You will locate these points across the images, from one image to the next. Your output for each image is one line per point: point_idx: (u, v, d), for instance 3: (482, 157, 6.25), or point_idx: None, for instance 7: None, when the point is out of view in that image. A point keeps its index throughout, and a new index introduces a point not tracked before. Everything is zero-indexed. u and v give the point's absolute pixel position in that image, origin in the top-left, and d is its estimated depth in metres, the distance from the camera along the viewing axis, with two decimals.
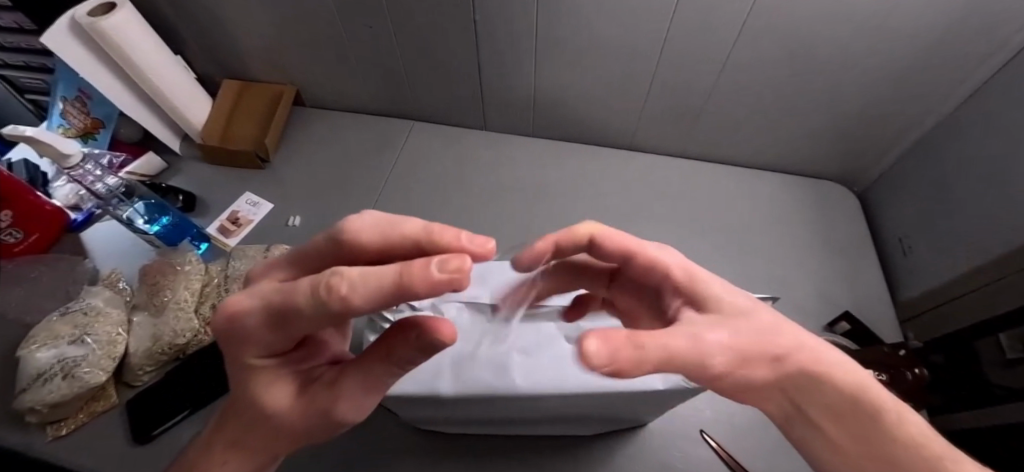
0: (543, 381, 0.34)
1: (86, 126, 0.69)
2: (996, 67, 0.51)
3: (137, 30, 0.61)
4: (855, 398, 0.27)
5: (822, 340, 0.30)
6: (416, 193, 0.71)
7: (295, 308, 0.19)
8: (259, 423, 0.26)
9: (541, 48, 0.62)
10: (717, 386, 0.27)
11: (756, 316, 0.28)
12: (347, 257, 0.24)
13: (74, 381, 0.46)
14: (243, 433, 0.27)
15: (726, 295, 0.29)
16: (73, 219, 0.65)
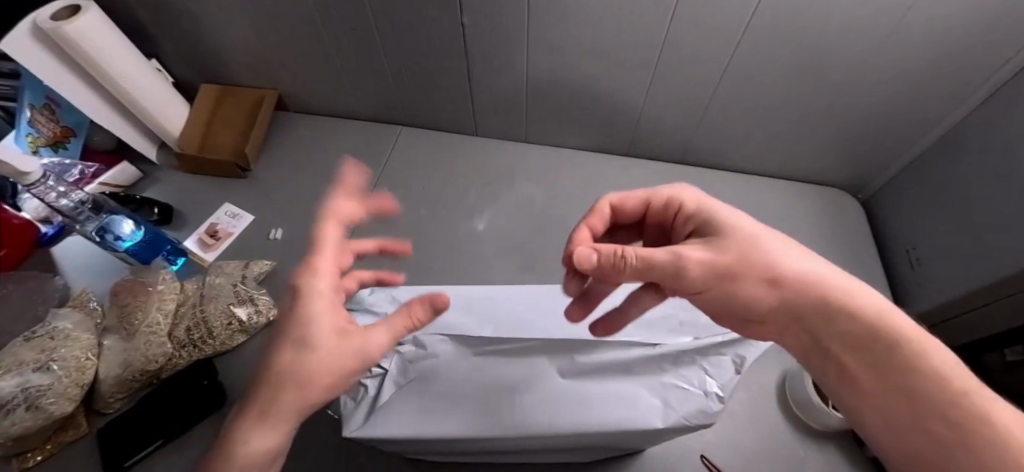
0: (532, 421, 0.31)
1: (54, 134, 0.66)
2: (1010, 74, 0.49)
3: (105, 35, 0.58)
4: (868, 323, 0.28)
5: (840, 272, 0.31)
6: (405, 203, 0.68)
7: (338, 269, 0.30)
8: (290, 377, 0.27)
9: (533, 52, 0.59)
10: (714, 302, 0.32)
11: (759, 241, 0.32)
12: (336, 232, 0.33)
13: (38, 413, 0.43)
14: (269, 397, 0.27)
15: (734, 222, 0.33)
16: (43, 233, 0.62)
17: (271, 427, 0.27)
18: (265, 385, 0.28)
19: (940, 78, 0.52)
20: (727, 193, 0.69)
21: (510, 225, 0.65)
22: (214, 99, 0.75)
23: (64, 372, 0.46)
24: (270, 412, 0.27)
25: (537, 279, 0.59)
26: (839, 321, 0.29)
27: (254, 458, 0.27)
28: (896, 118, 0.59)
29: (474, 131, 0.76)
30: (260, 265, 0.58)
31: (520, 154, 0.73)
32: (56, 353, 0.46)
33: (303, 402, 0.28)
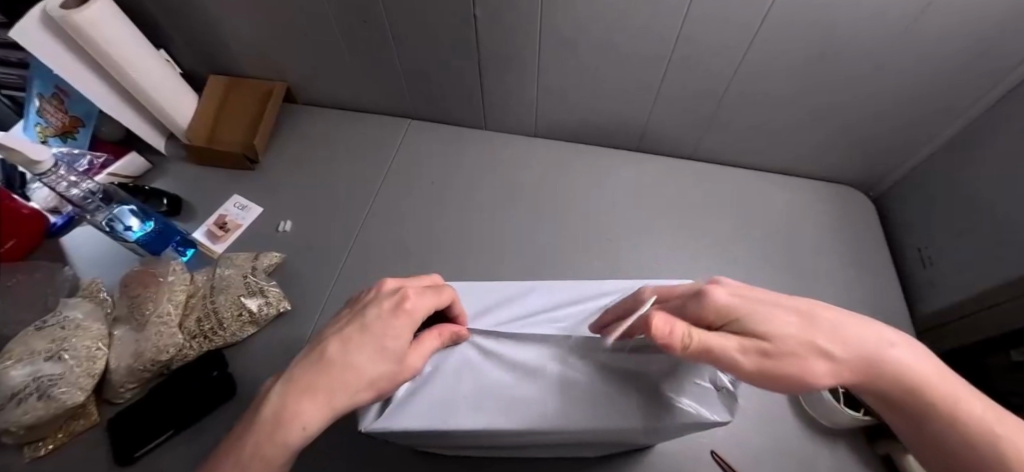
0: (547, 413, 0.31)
1: (63, 124, 0.66)
2: None
3: (113, 24, 0.57)
4: (916, 390, 0.28)
5: (885, 330, 0.30)
6: (414, 197, 0.67)
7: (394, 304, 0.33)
8: (355, 354, 0.30)
9: (545, 46, 0.59)
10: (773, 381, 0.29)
11: (809, 317, 0.29)
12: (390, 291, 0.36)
13: (50, 403, 0.43)
14: (326, 371, 0.29)
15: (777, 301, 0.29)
16: (52, 223, 0.61)
17: (320, 401, 0.29)
18: (327, 359, 0.30)
19: (956, 76, 0.52)
20: (738, 189, 0.69)
21: (520, 220, 0.65)
22: (223, 91, 0.75)
23: (75, 361, 0.46)
24: (320, 387, 0.29)
25: (547, 274, 0.59)
26: (896, 388, 0.28)
27: (293, 430, 0.28)
28: (910, 116, 0.58)
29: (484, 124, 0.75)
30: (271, 257, 0.58)
31: (529, 149, 0.73)
32: (67, 343, 0.46)
33: (354, 384, 0.29)
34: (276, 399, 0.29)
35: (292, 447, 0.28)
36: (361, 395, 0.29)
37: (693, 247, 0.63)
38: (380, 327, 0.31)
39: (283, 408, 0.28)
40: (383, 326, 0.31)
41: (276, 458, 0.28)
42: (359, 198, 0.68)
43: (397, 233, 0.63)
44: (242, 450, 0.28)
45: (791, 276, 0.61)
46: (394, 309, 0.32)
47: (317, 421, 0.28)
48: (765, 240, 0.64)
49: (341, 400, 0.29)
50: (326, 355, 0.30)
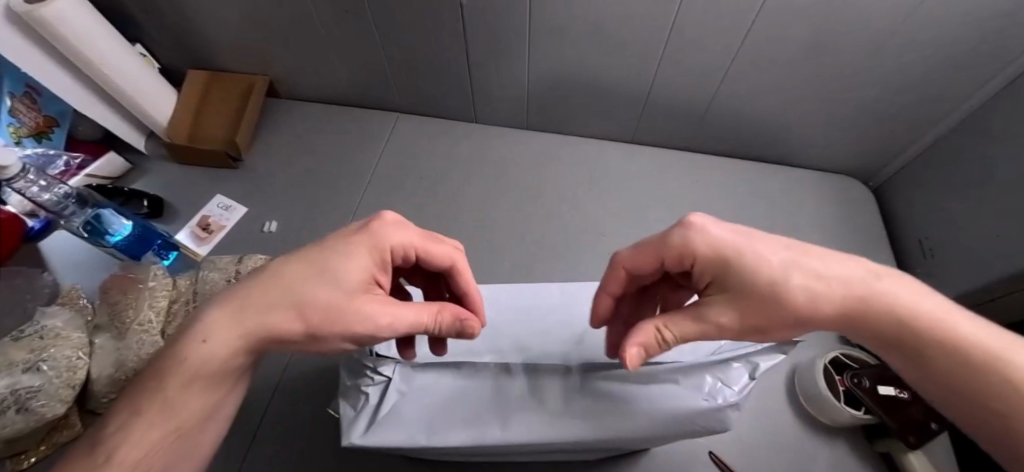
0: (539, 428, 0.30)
1: (36, 124, 0.63)
2: None
3: (81, 18, 0.54)
4: (908, 329, 0.27)
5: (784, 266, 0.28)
6: (402, 192, 0.66)
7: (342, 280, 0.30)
8: (291, 279, 0.29)
9: (535, 34, 0.56)
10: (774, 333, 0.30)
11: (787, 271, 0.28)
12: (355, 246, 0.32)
13: (29, 415, 0.42)
14: (251, 299, 0.28)
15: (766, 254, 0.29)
16: (29, 227, 0.59)
17: (241, 322, 0.28)
18: (253, 286, 0.29)
19: (962, 60, 0.49)
20: (734, 181, 0.67)
21: (512, 217, 0.63)
22: (203, 86, 0.72)
23: (54, 374, 0.44)
24: (243, 314, 0.28)
25: (542, 274, 0.57)
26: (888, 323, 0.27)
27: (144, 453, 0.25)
28: (912, 103, 0.56)
29: (474, 117, 0.73)
30: (255, 258, 0.56)
31: (522, 143, 0.71)
32: (46, 353, 0.45)
33: (284, 310, 0.28)
34: (205, 319, 0.28)
35: (203, 368, 0.27)
36: (284, 320, 0.28)
37: None
38: (329, 259, 0.30)
39: (204, 327, 0.27)
40: (333, 263, 0.30)
41: (189, 384, 0.27)
42: (345, 196, 0.65)
43: None
44: (148, 381, 0.27)
45: None
46: (356, 247, 0.31)
47: (232, 339, 0.27)
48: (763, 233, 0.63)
49: (257, 321, 0.28)
50: (251, 280, 0.30)
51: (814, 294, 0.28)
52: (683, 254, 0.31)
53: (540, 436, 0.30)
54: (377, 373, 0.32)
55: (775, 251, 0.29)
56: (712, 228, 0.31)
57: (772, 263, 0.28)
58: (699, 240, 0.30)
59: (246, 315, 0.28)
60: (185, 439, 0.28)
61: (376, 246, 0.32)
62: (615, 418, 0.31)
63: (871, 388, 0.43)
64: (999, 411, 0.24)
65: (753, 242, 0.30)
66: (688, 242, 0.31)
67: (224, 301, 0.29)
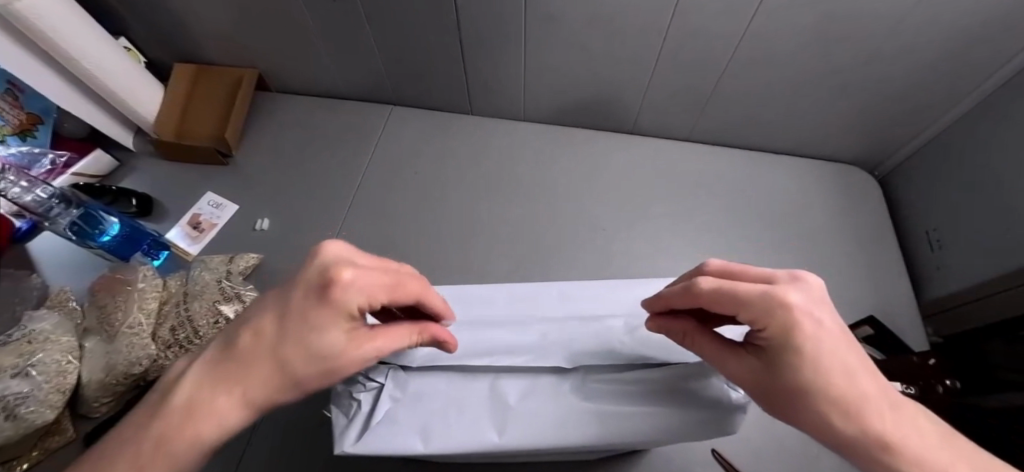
0: (540, 433, 0.29)
1: (20, 122, 0.61)
2: None
3: (53, 8, 0.52)
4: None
5: (841, 371, 0.20)
6: (397, 188, 0.64)
7: (302, 342, 0.23)
8: (263, 341, 0.23)
9: (530, 23, 0.54)
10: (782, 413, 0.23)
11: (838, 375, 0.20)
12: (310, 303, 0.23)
13: (18, 422, 0.41)
14: (237, 357, 0.23)
15: (827, 354, 0.20)
16: (16, 228, 0.58)
17: (237, 395, 0.23)
18: (232, 341, 0.24)
19: (974, 48, 0.47)
20: (736, 172, 0.66)
21: (509, 213, 0.61)
22: (191, 80, 0.70)
23: (44, 377, 0.43)
24: (226, 381, 0.23)
25: (540, 270, 0.56)
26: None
27: None
28: (921, 93, 0.54)
29: (469, 109, 0.71)
30: (248, 258, 0.55)
31: (519, 135, 0.69)
32: (35, 357, 0.44)
33: (269, 380, 0.23)
34: (190, 382, 0.23)
35: (189, 450, 0.22)
36: (273, 390, 0.23)
37: (688, 235, 0.60)
38: (298, 325, 0.23)
39: (188, 393, 0.23)
40: (300, 331, 0.23)
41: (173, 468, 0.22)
42: (338, 192, 0.64)
43: (380, 230, 0.60)
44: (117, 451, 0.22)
45: (796, 263, 0.58)
46: (319, 311, 0.23)
47: (232, 414, 0.23)
48: (766, 225, 0.61)
49: (256, 394, 0.23)
50: (235, 331, 0.25)
51: (855, 406, 0.20)
52: (759, 315, 0.21)
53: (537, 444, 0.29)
54: (368, 380, 0.31)
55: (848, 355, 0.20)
56: (803, 313, 0.20)
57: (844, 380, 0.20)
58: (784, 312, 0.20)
59: (228, 383, 0.23)
60: None
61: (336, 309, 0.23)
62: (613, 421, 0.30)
63: None
64: None
65: (834, 336, 0.20)
66: (767, 316, 0.20)
67: (207, 362, 0.24)
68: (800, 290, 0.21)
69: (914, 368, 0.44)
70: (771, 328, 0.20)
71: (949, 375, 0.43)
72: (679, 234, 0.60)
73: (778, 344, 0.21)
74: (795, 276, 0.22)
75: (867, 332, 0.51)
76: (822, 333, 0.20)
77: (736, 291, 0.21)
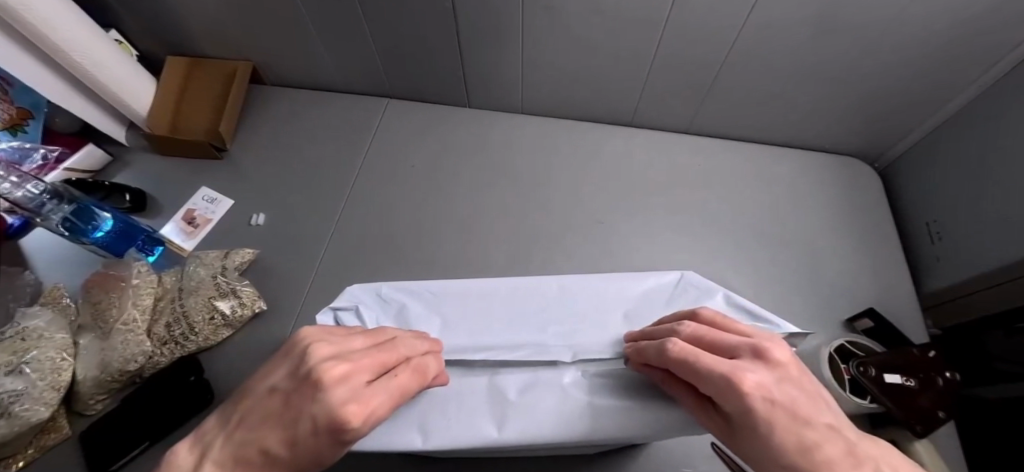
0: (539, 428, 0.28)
1: (11, 117, 0.60)
2: None
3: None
4: None
5: (797, 442, 0.21)
6: (395, 181, 0.63)
7: (312, 427, 0.23)
8: (274, 442, 0.24)
9: (526, 14, 0.53)
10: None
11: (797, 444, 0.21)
12: (309, 393, 0.24)
13: (13, 420, 0.41)
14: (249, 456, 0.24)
15: (783, 425, 0.22)
16: (9, 224, 0.57)
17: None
18: (244, 437, 0.24)
19: (977, 38, 0.46)
20: (736, 164, 0.65)
21: (508, 206, 0.61)
22: (184, 72, 0.69)
23: (38, 375, 0.43)
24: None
25: (540, 264, 0.56)
26: None
27: None
28: (922, 84, 0.54)
29: (466, 101, 0.70)
30: (243, 253, 0.54)
31: (518, 128, 0.68)
32: (28, 354, 0.44)
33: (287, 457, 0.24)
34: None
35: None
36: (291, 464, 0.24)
37: (688, 228, 0.60)
38: (303, 404, 0.24)
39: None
40: (299, 448, 0.24)
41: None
42: (336, 186, 0.63)
43: (377, 225, 0.59)
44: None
45: (796, 256, 0.58)
46: (317, 400, 0.23)
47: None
48: (767, 218, 0.61)
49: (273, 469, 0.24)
50: (246, 426, 0.25)
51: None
52: (717, 392, 0.23)
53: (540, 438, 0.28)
54: None
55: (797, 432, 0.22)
56: (760, 392, 0.22)
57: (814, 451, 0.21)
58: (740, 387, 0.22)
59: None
60: None
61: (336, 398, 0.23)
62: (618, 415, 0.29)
63: (880, 376, 0.42)
64: None
65: (786, 410, 0.22)
66: (723, 401, 0.23)
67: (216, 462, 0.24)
68: (761, 368, 0.23)
69: (914, 361, 0.43)
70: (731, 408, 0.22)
71: (949, 366, 0.43)
72: (678, 227, 0.60)
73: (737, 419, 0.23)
74: (761, 353, 0.24)
75: (866, 324, 0.51)
76: (773, 408, 0.22)
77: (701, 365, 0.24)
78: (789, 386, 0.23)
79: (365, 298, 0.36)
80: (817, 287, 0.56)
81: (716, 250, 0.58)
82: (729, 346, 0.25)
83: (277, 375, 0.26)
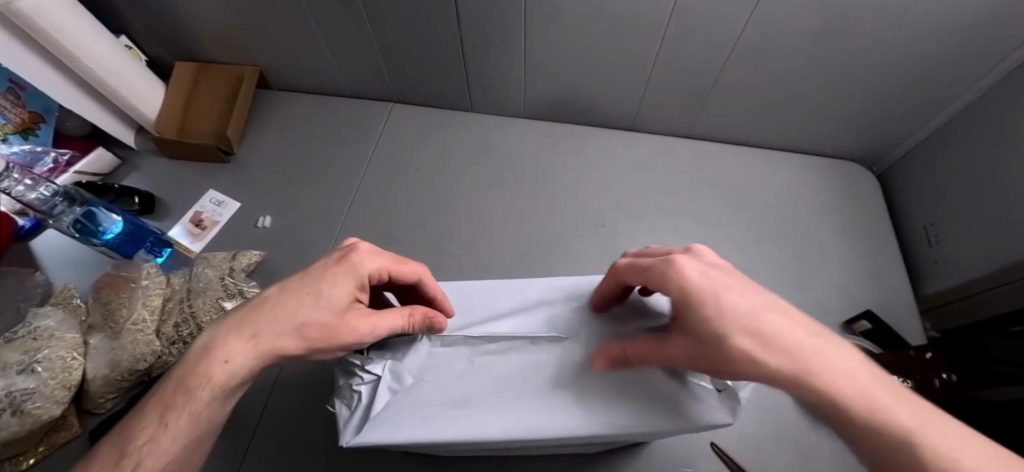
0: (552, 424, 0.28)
1: (22, 120, 0.61)
2: None
3: (50, 3, 0.51)
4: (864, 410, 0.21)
5: (738, 300, 0.25)
6: (398, 184, 0.64)
7: (325, 295, 0.30)
8: (292, 302, 0.30)
9: (529, 20, 0.54)
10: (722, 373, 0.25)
11: (736, 303, 0.25)
12: (333, 269, 0.32)
13: (25, 417, 0.42)
14: (262, 311, 0.30)
15: (721, 292, 0.25)
16: (20, 226, 0.58)
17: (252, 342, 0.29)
18: (259, 303, 0.31)
19: (972, 43, 0.47)
20: (736, 169, 0.66)
21: (510, 209, 0.62)
22: (192, 77, 0.71)
23: (49, 374, 0.44)
24: (250, 334, 0.29)
25: (541, 266, 0.56)
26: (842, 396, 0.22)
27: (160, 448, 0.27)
28: (920, 88, 0.55)
29: (470, 106, 0.71)
30: (250, 255, 0.55)
31: (519, 132, 0.69)
32: (40, 353, 0.44)
33: (284, 326, 0.30)
34: (211, 338, 0.30)
35: (207, 385, 0.28)
36: (286, 338, 0.29)
37: (688, 231, 0.61)
38: (318, 282, 0.31)
39: (211, 344, 0.29)
40: (314, 301, 0.30)
41: (189, 401, 0.28)
42: (341, 189, 0.64)
43: (381, 227, 0.60)
44: (158, 384, 0.29)
45: (796, 259, 0.59)
46: (337, 277, 0.31)
47: (242, 356, 0.29)
48: (767, 221, 0.62)
49: (267, 339, 0.29)
50: (257, 301, 0.31)
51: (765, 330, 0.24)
52: (665, 278, 0.27)
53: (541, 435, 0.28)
54: (366, 372, 0.31)
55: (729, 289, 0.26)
56: (687, 266, 0.27)
57: (732, 310, 0.25)
58: (682, 268, 0.27)
59: (250, 334, 0.29)
60: (200, 446, 0.30)
61: (354, 273, 0.31)
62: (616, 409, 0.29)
63: None
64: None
65: (725, 283, 0.26)
66: (665, 278, 0.27)
67: (229, 323, 0.30)
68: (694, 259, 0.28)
69: (910, 362, 0.44)
70: (671, 284, 0.27)
71: (946, 367, 0.44)
72: (678, 230, 0.60)
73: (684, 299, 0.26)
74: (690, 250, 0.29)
75: (864, 326, 0.52)
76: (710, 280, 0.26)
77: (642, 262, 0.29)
78: (714, 267, 0.27)
79: None
80: (816, 290, 0.56)
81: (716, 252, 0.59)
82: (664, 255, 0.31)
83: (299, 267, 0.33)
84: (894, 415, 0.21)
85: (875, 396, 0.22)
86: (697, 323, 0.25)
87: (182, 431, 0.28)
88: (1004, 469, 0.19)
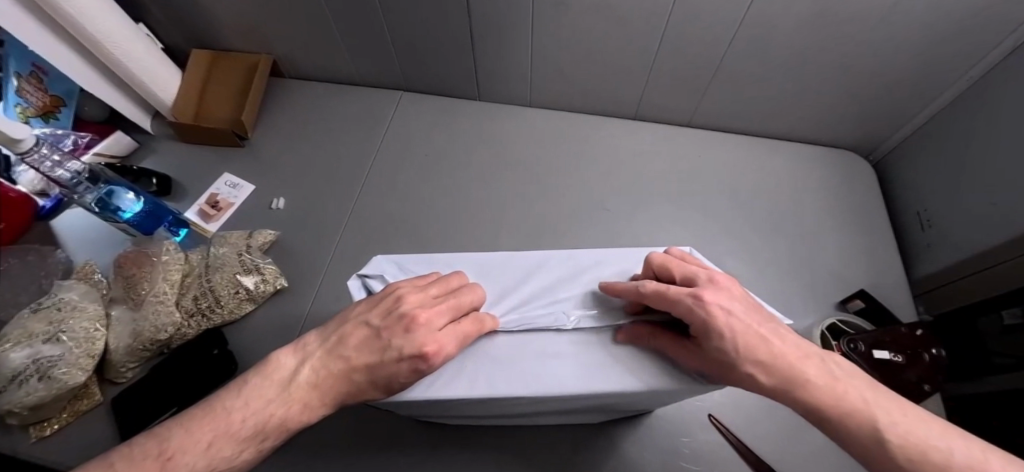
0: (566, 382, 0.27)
1: (44, 104, 0.63)
2: None
3: None
4: (843, 410, 0.25)
5: (750, 329, 0.26)
6: (408, 168, 0.66)
7: (389, 367, 0.27)
8: (369, 361, 0.28)
9: (535, 12, 0.56)
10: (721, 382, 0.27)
11: (749, 332, 0.26)
12: (397, 342, 0.27)
13: (53, 383, 0.43)
14: (355, 364, 0.29)
15: (737, 326, 0.26)
16: (41, 206, 0.60)
17: (341, 378, 0.29)
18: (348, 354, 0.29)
19: (962, 36, 0.49)
20: (735, 157, 0.68)
21: (517, 195, 0.63)
22: (207, 65, 0.73)
23: (74, 343, 0.46)
24: (346, 387, 0.29)
25: (547, 248, 0.58)
26: (825, 407, 0.25)
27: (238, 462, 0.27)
28: (912, 80, 0.56)
29: (477, 95, 0.73)
30: (265, 234, 0.57)
31: (524, 121, 0.71)
32: (64, 324, 0.46)
33: (365, 375, 0.28)
34: (305, 381, 0.29)
35: (303, 423, 0.29)
36: (366, 382, 0.28)
37: (688, 217, 0.62)
38: (384, 347, 0.28)
39: (309, 389, 0.29)
40: (383, 369, 0.28)
41: (276, 437, 0.28)
42: (352, 173, 0.66)
43: (391, 209, 0.62)
44: (236, 422, 0.27)
45: (793, 243, 0.60)
46: (401, 348, 0.27)
47: (337, 387, 0.29)
48: (765, 207, 0.64)
49: (355, 375, 0.29)
50: (346, 349, 0.29)
51: (771, 358, 0.26)
52: (687, 310, 0.27)
53: (538, 392, 0.26)
54: None
55: (744, 320, 0.27)
56: (717, 303, 0.26)
57: (745, 348, 0.26)
58: (709, 304, 0.26)
59: (347, 385, 0.29)
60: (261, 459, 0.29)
61: (416, 346, 0.27)
62: (648, 395, 0.31)
63: (869, 351, 0.44)
64: (882, 453, 0.24)
65: (740, 316, 0.27)
66: (687, 310, 0.27)
67: (321, 363, 0.29)
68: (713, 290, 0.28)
69: (903, 338, 0.46)
70: (696, 316, 0.26)
71: (936, 344, 0.45)
72: (679, 216, 0.62)
73: (701, 332, 0.26)
74: (714, 281, 0.29)
75: (858, 305, 0.54)
76: (731, 317, 0.26)
77: (671, 292, 0.27)
78: (734, 300, 0.28)
79: (389, 268, 0.35)
80: (812, 273, 0.58)
81: (716, 237, 0.61)
82: (689, 276, 0.29)
83: (371, 312, 0.30)
84: (871, 413, 0.24)
85: (855, 398, 0.25)
86: (708, 352, 0.26)
87: (261, 454, 0.28)
88: (939, 432, 0.24)
